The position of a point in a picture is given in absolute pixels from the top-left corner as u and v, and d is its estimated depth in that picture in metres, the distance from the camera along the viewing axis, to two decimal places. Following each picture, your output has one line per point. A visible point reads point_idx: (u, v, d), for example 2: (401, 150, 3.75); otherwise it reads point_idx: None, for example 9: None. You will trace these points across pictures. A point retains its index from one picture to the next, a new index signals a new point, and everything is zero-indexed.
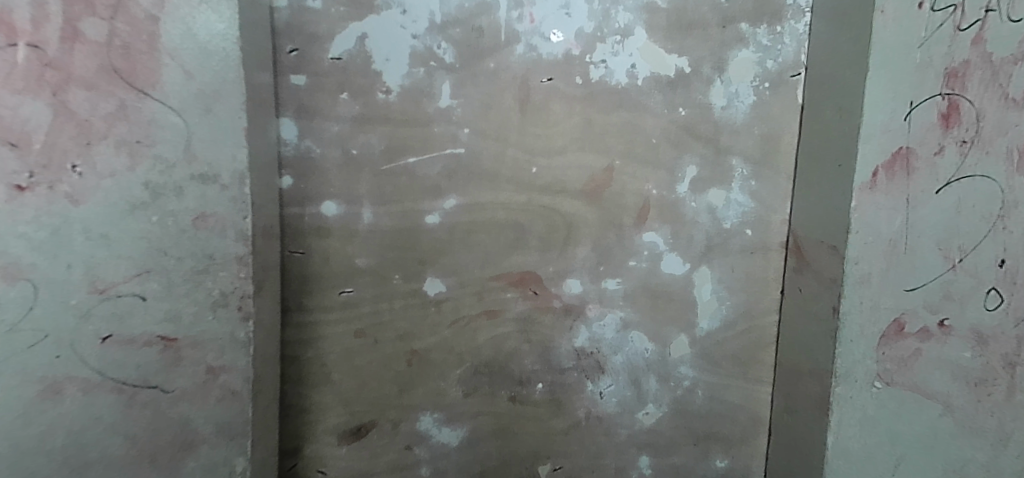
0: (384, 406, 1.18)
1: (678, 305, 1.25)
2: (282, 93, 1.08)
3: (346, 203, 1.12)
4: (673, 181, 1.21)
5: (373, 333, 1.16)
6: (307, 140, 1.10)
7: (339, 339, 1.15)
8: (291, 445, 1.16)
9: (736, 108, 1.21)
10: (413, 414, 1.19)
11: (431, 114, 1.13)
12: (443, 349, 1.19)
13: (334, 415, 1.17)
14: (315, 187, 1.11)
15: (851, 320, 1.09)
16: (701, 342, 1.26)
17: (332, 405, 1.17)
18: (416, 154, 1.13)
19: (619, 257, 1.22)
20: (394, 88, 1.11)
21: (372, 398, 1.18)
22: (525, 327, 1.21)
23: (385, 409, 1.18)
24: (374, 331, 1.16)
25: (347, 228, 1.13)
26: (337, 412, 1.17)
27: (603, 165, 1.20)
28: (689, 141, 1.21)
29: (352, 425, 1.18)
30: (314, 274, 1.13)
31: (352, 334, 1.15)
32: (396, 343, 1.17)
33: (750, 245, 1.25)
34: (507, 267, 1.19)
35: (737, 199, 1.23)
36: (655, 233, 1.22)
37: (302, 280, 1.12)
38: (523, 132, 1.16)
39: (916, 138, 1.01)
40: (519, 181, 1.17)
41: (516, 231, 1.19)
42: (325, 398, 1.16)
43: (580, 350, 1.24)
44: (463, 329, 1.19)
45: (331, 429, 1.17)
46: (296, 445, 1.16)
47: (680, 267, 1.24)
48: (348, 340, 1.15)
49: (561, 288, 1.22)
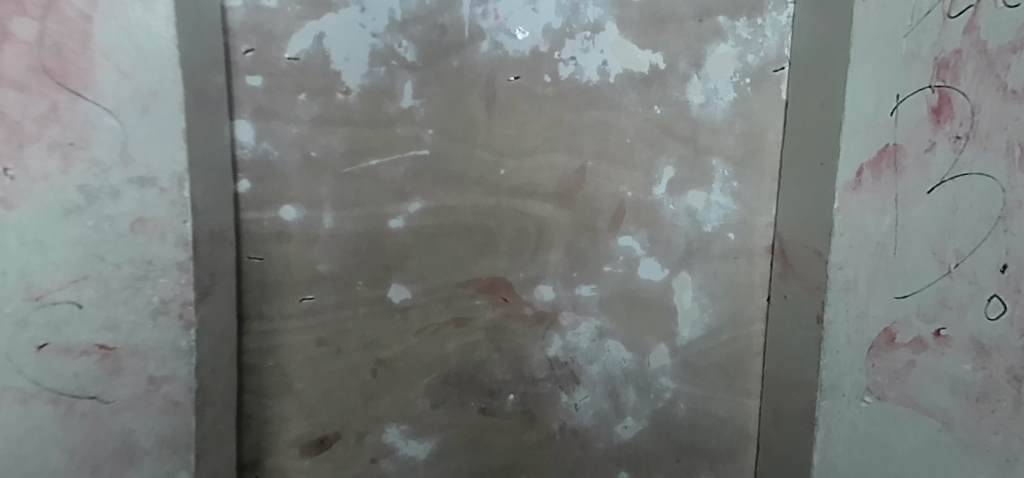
0: (349, 420, 1.14)
1: (656, 313, 1.19)
2: (237, 94, 1.01)
3: (307, 207, 1.07)
4: (650, 182, 1.16)
5: (336, 341, 1.12)
6: (265, 142, 1.04)
7: (301, 349, 1.11)
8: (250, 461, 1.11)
9: (716, 106, 1.15)
10: (380, 427, 1.15)
11: (394, 115, 1.09)
12: (410, 359, 1.15)
13: (296, 429, 1.13)
14: (274, 190, 1.06)
15: (836, 328, 1.03)
16: (682, 352, 1.20)
17: (293, 418, 1.12)
18: (378, 157, 1.09)
19: (593, 262, 1.17)
20: (354, 88, 1.06)
21: (336, 411, 1.14)
22: (495, 335, 1.17)
23: (351, 421, 1.14)
24: (339, 340, 1.12)
25: (306, 232, 1.08)
26: (299, 426, 1.13)
27: (574, 166, 1.15)
28: (665, 140, 1.15)
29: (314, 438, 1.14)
30: (273, 282, 1.08)
31: (316, 343, 1.11)
32: (361, 352, 1.13)
33: (733, 249, 1.18)
34: (475, 274, 1.16)
35: (719, 200, 1.17)
36: (632, 237, 1.17)
37: (260, 287, 1.08)
38: (490, 132, 1.13)
39: (905, 134, 0.94)
40: (487, 184, 1.14)
41: (486, 237, 1.15)
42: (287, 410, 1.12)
43: (554, 359, 1.18)
44: (431, 338, 1.15)
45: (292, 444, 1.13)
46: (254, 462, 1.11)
47: (658, 272, 1.18)
48: (309, 350, 1.11)
49: (532, 295, 1.17)
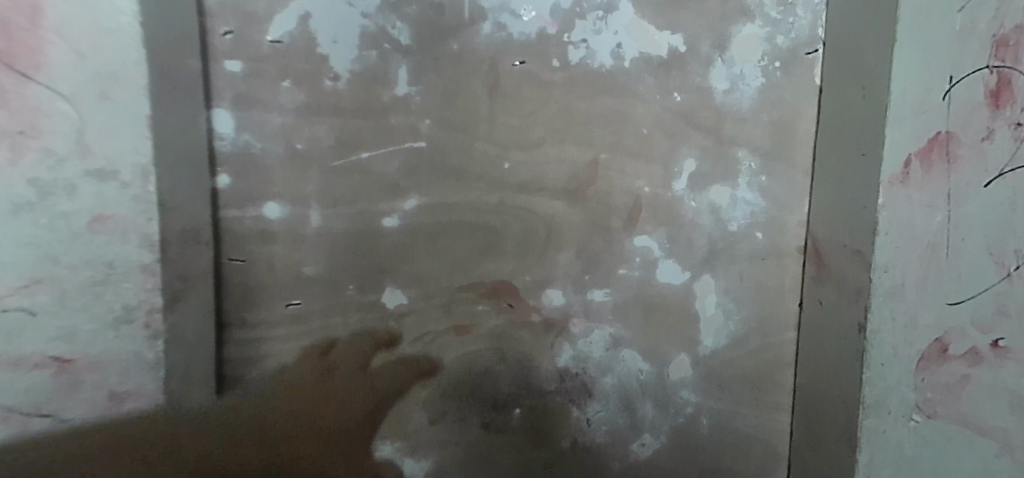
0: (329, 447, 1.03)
1: (676, 321, 1.08)
2: (213, 80, 0.92)
3: (292, 204, 0.99)
4: (668, 177, 1.06)
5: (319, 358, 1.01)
6: (245, 133, 0.95)
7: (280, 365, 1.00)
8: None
9: (741, 92, 1.05)
10: (363, 453, 1.04)
11: (388, 103, 1.00)
12: (398, 379, 1.04)
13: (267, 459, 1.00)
14: (256, 186, 0.97)
15: (882, 338, 0.92)
16: (705, 363, 1.09)
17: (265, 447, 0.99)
18: (370, 149, 1.00)
19: (607, 265, 1.07)
20: (343, 74, 0.98)
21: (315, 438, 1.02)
22: (499, 343, 1.07)
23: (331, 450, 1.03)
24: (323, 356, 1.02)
25: (293, 232, 0.99)
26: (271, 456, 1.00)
27: (587, 159, 1.05)
28: (686, 130, 1.05)
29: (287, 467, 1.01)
30: (256, 284, 0.98)
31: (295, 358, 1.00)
32: (345, 373, 1.02)
33: (760, 250, 1.07)
34: (477, 277, 1.06)
35: (744, 197, 1.07)
36: (648, 237, 1.07)
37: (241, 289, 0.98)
38: (493, 122, 1.03)
39: (959, 121, 0.83)
40: (491, 179, 1.04)
41: (490, 237, 1.05)
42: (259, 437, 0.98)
43: (563, 370, 1.08)
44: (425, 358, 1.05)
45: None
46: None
47: (678, 275, 1.08)
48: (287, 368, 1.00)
49: (540, 300, 1.07)
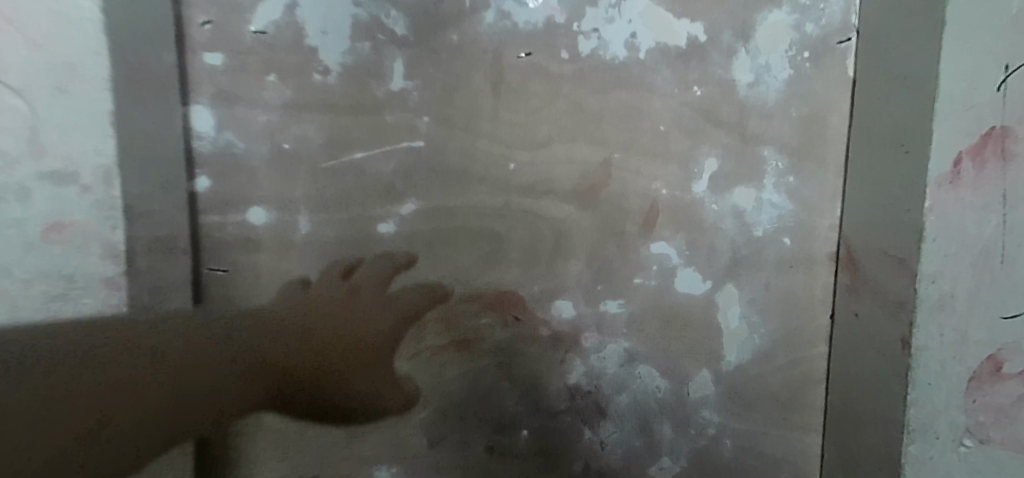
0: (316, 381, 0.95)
1: (696, 334, 1.00)
2: (191, 74, 0.87)
3: (279, 209, 0.92)
4: (688, 178, 0.97)
5: (334, 282, 0.95)
6: (227, 132, 0.89)
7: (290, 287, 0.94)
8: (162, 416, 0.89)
9: (767, 85, 0.96)
10: (354, 395, 0.96)
11: (382, 99, 0.93)
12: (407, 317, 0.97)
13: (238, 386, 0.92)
14: (240, 189, 0.91)
15: (928, 356, 0.82)
16: (728, 380, 1.00)
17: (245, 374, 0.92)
18: (364, 148, 0.93)
19: (621, 274, 0.98)
20: (333, 68, 0.91)
21: (303, 369, 0.95)
22: (504, 360, 0.98)
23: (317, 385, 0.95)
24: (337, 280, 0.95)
25: (279, 239, 0.93)
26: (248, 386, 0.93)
27: (599, 159, 0.96)
28: (707, 127, 0.97)
29: (265, 399, 0.94)
30: (238, 298, 0.93)
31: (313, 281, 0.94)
32: (360, 296, 0.96)
33: (788, 257, 0.99)
34: (479, 288, 0.97)
35: (771, 199, 0.98)
36: (666, 243, 0.98)
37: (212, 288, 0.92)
38: (497, 120, 0.95)
39: (1012, 116, 0.78)
40: (494, 181, 0.96)
41: (493, 245, 0.97)
42: (244, 359, 0.92)
43: (574, 388, 0.99)
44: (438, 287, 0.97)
45: (223, 409, 0.92)
46: (166, 424, 0.90)
47: (700, 284, 0.99)
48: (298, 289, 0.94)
49: (549, 312, 0.98)
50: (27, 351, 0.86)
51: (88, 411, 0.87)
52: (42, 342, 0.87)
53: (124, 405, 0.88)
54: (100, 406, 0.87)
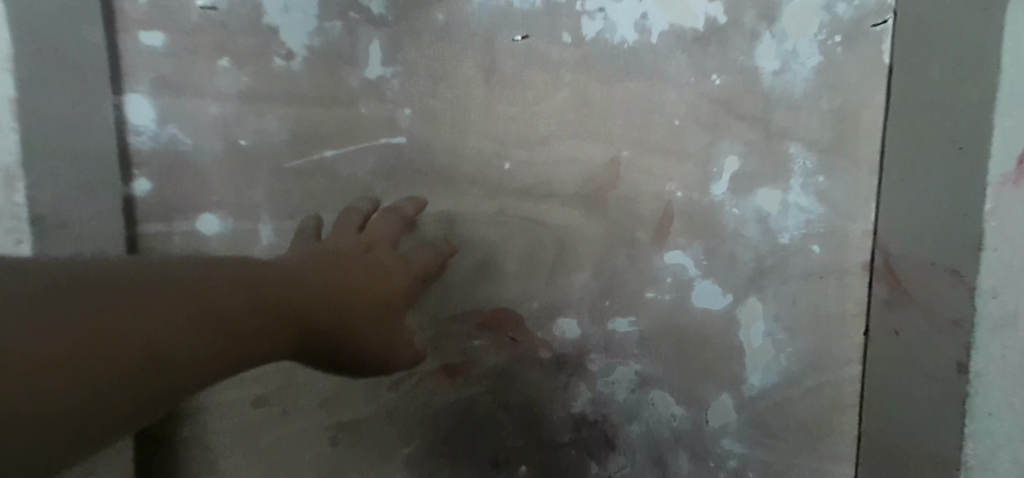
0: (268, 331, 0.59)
1: (716, 355, 0.88)
2: (125, 56, 0.76)
3: (234, 216, 0.80)
4: (706, 178, 0.86)
5: (347, 231, 0.78)
6: (171, 125, 0.78)
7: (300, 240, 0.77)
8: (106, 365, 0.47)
9: (794, 73, 0.85)
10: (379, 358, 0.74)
11: (355, 89, 0.81)
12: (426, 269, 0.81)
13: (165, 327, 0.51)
14: (188, 193, 0.79)
15: (987, 383, 0.76)
16: (751, 406, 0.89)
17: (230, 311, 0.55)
18: (333, 146, 0.81)
19: (632, 287, 0.87)
20: (298, 52, 0.79)
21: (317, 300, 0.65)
22: (500, 386, 0.86)
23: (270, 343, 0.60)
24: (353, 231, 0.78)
25: (235, 253, 0.80)
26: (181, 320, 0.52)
27: (607, 157, 0.85)
28: (727, 121, 0.85)
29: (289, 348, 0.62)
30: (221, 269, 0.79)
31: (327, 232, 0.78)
32: (375, 252, 0.76)
33: (818, 267, 0.87)
34: (472, 305, 0.85)
35: (798, 202, 0.87)
36: (682, 252, 0.87)
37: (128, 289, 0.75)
38: (490, 113, 0.83)
39: None
40: (487, 183, 0.84)
41: (486, 255, 0.85)
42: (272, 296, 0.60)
43: (580, 417, 0.87)
44: (444, 242, 0.83)
45: (170, 354, 0.50)
46: (144, 366, 0.49)
47: (720, 298, 0.88)
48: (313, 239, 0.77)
49: (550, 332, 0.86)
50: (29, 266, 0.48)
51: (55, 354, 0.44)
52: (46, 264, 0.49)
53: (158, 310, 0.51)
54: (78, 357, 0.45)
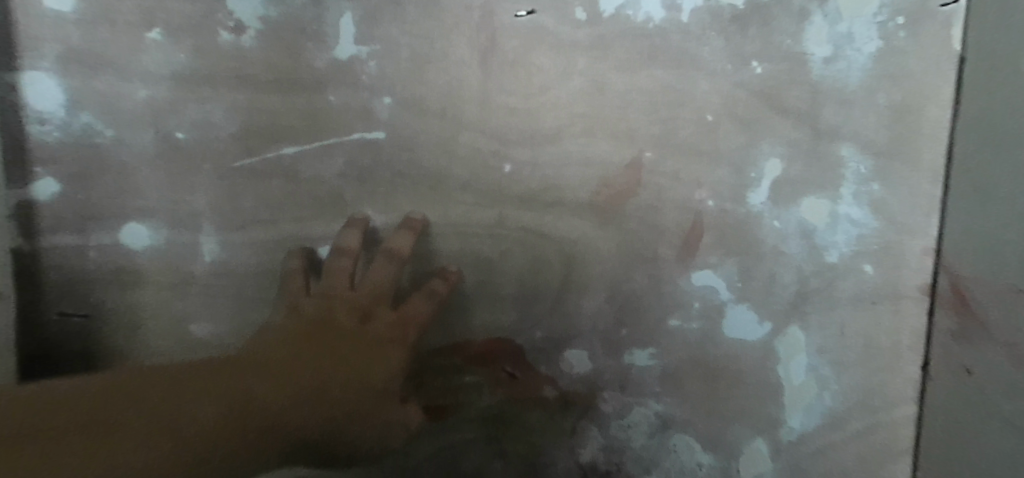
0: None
1: (749, 393, 0.75)
2: (28, 26, 0.62)
3: (169, 226, 0.66)
4: (742, 185, 0.72)
5: (338, 281, 0.66)
6: (87, 113, 0.64)
7: (290, 281, 0.66)
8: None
9: (848, 61, 0.72)
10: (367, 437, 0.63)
11: (321, 72, 0.66)
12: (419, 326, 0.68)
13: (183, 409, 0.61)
14: (111, 199, 0.65)
15: None
16: (788, 452, 0.76)
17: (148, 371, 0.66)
18: (295, 142, 0.66)
19: (652, 315, 0.73)
20: (250, 24, 0.64)
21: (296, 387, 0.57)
22: (496, 431, 0.72)
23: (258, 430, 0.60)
24: (342, 290, 0.66)
25: (170, 270, 0.66)
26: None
27: (625, 158, 0.71)
28: (769, 117, 0.72)
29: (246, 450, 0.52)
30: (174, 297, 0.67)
31: (317, 282, 0.66)
32: (368, 321, 0.65)
33: (868, 291, 0.75)
34: (463, 335, 0.71)
35: (849, 214, 0.74)
36: (713, 272, 0.73)
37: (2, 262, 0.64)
38: (486, 104, 0.68)
39: None
40: (482, 189, 0.69)
41: (480, 276, 0.70)
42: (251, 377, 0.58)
43: (589, 468, 0.73)
44: (441, 284, 0.68)
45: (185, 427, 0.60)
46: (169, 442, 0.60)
47: (757, 327, 0.74)
48: (299, 291, 0.66)
49: (555, 367, 0.72)
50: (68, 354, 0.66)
51: None
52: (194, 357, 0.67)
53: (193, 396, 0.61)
54: None
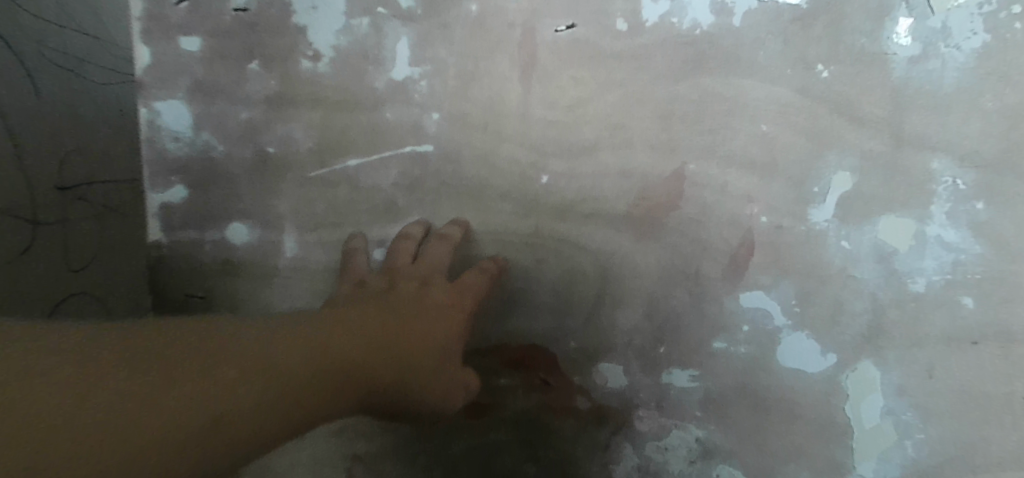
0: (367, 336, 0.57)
1: (807, 431, 0.68)
2: (162, 61, 0.76)
3: (261, 226, 0.78)
4: (801, 200, 0.66)
5: (401, 259, 0.70)
6: (205, 132, 0.77)
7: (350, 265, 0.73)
8: (160, 386, 0.41)
9: (943, 60, 0.62)
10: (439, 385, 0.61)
11: (381, 92, 0.73)
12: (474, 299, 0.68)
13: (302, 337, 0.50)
14: (219, 203, 0.78)
15: None
16: None
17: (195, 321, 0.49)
18: (358, 155, 0.75)
19: (695, 335, 0.69)
20: (325, 53, 0.74)
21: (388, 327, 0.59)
22: (527, 436, 0.74)
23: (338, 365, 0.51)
24: (402, 265, 0.69)
25: (261, 263, 0.79)
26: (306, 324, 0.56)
27: (669, 168, 0.68)
28: (838, 127, 0.65)
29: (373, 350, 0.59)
30: (264, 287, 0.79)
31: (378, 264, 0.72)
32: (428, 289, 0.66)
33: (962, 327, 0.64)
34: (501, 339, 0.73)
35: (940, 238, 0.64)
36: (766, 295, 0.67)
37: None
38: (527, 117, 0.71)
39: None
40: (522, 199, 0.72)
41: (518, 283, 0.73)
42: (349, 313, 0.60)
43: None
44: (489, 263, 0.70)
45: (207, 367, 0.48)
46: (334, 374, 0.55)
47: (818, 359, 0.67)
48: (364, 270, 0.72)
49: (591, 379, 0.72)
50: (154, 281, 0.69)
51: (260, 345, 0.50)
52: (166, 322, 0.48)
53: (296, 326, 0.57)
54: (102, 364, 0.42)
